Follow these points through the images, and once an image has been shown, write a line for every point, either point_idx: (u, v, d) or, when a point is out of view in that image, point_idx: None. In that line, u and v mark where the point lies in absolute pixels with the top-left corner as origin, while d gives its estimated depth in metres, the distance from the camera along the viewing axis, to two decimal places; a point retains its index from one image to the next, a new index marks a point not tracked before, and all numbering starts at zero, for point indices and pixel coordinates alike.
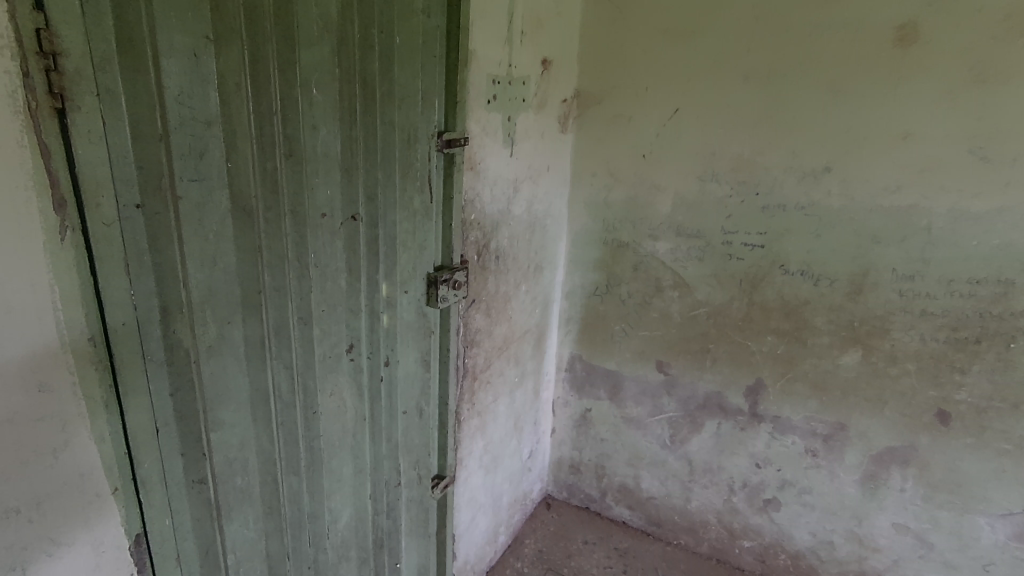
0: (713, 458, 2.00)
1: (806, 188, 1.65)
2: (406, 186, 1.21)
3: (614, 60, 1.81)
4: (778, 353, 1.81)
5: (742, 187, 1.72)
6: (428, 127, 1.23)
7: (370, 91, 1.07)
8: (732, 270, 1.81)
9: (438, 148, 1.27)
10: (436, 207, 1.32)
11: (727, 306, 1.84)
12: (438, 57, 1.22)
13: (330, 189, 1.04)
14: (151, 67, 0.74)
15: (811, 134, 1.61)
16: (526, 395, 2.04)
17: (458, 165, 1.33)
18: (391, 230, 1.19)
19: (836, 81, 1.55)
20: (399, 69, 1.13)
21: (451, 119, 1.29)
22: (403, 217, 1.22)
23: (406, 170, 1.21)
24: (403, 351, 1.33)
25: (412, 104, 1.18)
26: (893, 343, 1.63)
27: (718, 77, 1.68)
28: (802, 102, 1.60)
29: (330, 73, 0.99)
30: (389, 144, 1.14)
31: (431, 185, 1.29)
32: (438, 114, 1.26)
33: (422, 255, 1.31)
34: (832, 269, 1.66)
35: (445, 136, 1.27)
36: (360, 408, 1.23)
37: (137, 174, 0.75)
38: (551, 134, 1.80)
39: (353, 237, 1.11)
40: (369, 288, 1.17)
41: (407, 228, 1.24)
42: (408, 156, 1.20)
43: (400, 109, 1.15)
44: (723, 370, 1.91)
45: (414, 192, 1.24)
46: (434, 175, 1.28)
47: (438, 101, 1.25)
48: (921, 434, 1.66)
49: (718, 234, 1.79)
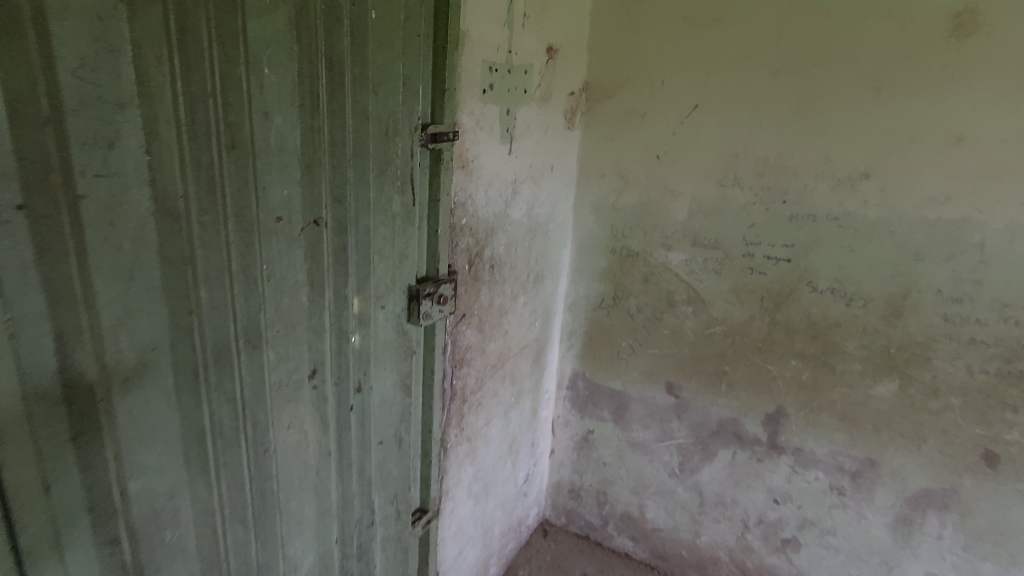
0: (727, 490, 1.83)
1: (841, 197, 1.46)
2: (383, 186, 1.04)
3: (629, 50, 1.63)
4: (802, 380, 1.63)
5: (768, 194, 1.54)
6: (411, 119, 1.07)
7: (339, 74, 0.90)
8: (753, 285, 1.63)
9: (421, 142, 1.10)
10: (418, 210, 1.15)
11: (746, 325, 1.67)
12: (424, 37, 1.06)
13: (287, 189, 0.87)
14: (34, 31, 0.58)
15: (847, 135, 1.42)
16: (523, 415, 1.88)
17: (446, 163, 1.16)
18: (364, 236, 1.03)
19: (880, 76, 1.37)
20: (377, 51, 0.96)
21: (438, 110, 1.12)
22: (379, 223, 1.06)
23: (384, 168, 1.04)
24: (378, 375, 1.16)
25: (391, 91, 1.01)
26: (935, 373, 1.45)
27: (745, 69, 1.50)
28: (838, 99, 1.42)
29: (287, 49, 0.82)
30: (362, 136, 0.97)
31: (412, 186, 1.12)
32: (423, 104, 1.10)
33: (403, 266, 1.15)
34: (867, 288, 1.48)
35: (431, 130, 1.11)
36: (324, 441, 1.06)
37: (17, 167, 0.59)
38: (556, 130, 1.63)
39: (316, 245, 0.94)
40: (336, 305, 1.01)
41: (383, 236, 1.08)
42: (386, 151, 1.03)
43: (376, 97, 0.98)
44: (740, 396, 1.74)
45: (391, 194, 1.07)
46: (417, 174, 1.12)
47: (423, 89, 1.08)
48: (964, 476, 1.48)
49: (739, 245, 1.61)
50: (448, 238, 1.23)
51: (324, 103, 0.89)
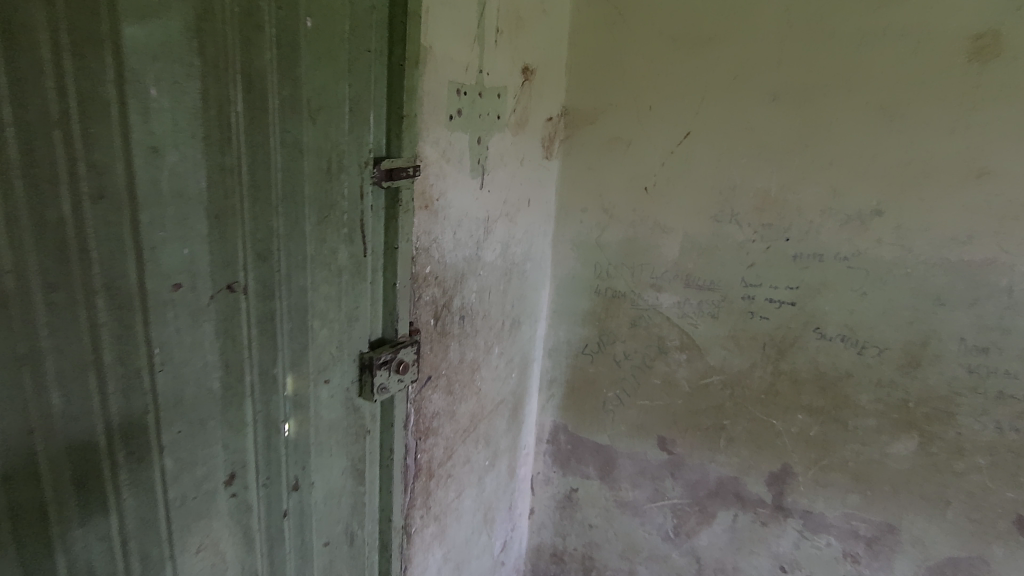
0: (727, 556, 1.64)
1: (851, 235, 1.31)
2: (324, 235, 0.84)
3: (613, 71, 1.47)
4: (809, 436, 1.46)
5: (768, 231, 1.39)
6: (360, 152, 0.86)
7: (264, 97, 0.69)
8: (753, 331, 1.46)
9: (374, 180, 0.90)
10: (371, 261, 0.94)
11: (747, 374, 1.50)
12: (376, 52, 0.86)
13: (188, 248, 0.66)
14: None
15: (856, 167, 1.28)
16: (499, 478, 1.66)
17: (404, 203, 0.96)
18: (300, 298, 0.81)
19: (892, 103, 1.23)
20: (315, 68, 0.76)
21: (395, 140, 0.92)
22: (320, 280, 0.85)
23: (326, 213, 0.83)
24: (322, 465, 0.94)
25: (334, 118, 0.81)
26: (959, 431, 1.30)
27: (742, 94, 1.36)
28: (845, 127, 1.28)
29: (187, 63, 0.61)
30: (296, 175, 0.76)
31: (363, 232, 0.91)
32: (377, 133, 0.90)
33: (352, 330, 0.93)
34: (881, 335, 1.33)
35: (385, 164, 0.90)
36: (250, 560, 0.83)
37: None
38: (532, 159, 1.45)
39: (232, 316, 0.72)
40: (262, 388, 0.79)
41: (325, 295, 0.87)
42: (327, 192, 0.82)
43: (314, 125, 0.78)
44: (741, 452, 1.56)
45: (335, 244, 0.86)
46: (368, 217, 0.91)
47: (376, 115, 0.88)
48: (994, 545, 1.33)
49: (737, 287, 1.45)
50: (408, 292, 1.02)
51: (242, 134, 0.68)
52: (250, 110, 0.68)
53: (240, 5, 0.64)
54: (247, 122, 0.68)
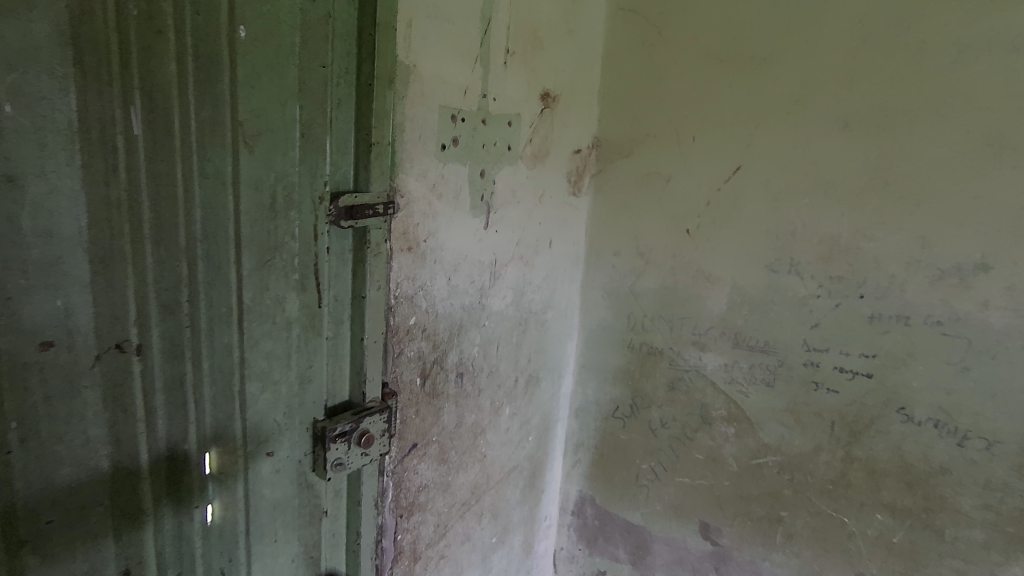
0: None
1: (946, 294, 1.05)
2: (266, 282, 0.70)
3: (651, 98, 1.30)
4: (892, 543, 1.17)
5: (837, 284, 1.14)
6: (315, 185, 0.73)
7: (174, 115, 0.58)
8: (818, 406, 1.20)
9: (332, 218, 0.76)
10: (331, 312, 0.80)
11: (810, 458, 1.23)
12: (337, 68, 0.73)
13: (62, 299, 0.53)
14: None
15: (954, 210, 1.03)
16: (511, 555, 1.45)
17: (374, 244, 0.81)
18: (227, 353, 0.68)
19: (1001, 132, 0.98)
20: (252, 84, 0.64)
21: (362, 171, 0.79)
22: (259, 335, 0.71)
23: (267, 256, 0.70)
24: (264, 555, 0.77)
25: (280, 144, 0.68)
26: None
27: (804, 123, 1.14)
28: (938, 161, 1.03)
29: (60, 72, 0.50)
30: (223, 212, 0.64)
31: (319, 279, 0.77)
32: (339, 163, 0.76)
33: (304, 393, 0.78)
34: (989, 423, 1.04)
35: (346, 201, 0.77)
36: None
37: None
38: (554, 195, 1.28)
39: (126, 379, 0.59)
40: (169, 467, 0.64)
41: (265, 354, 0.73)
42: (270, 232, 0.69)
43: (250, 153, 0.65)
44: (803, 553, 1.28)
45: (280, 294, 0.72)
46: (326, 262, 0.77)
47: (336, 143, 0.75)
48: None
49: (798, 351, 1.20)
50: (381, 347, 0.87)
51: (139, 159, 0.56)
52: (151, 131, 0.57)
53: (137, 7, 0.54)
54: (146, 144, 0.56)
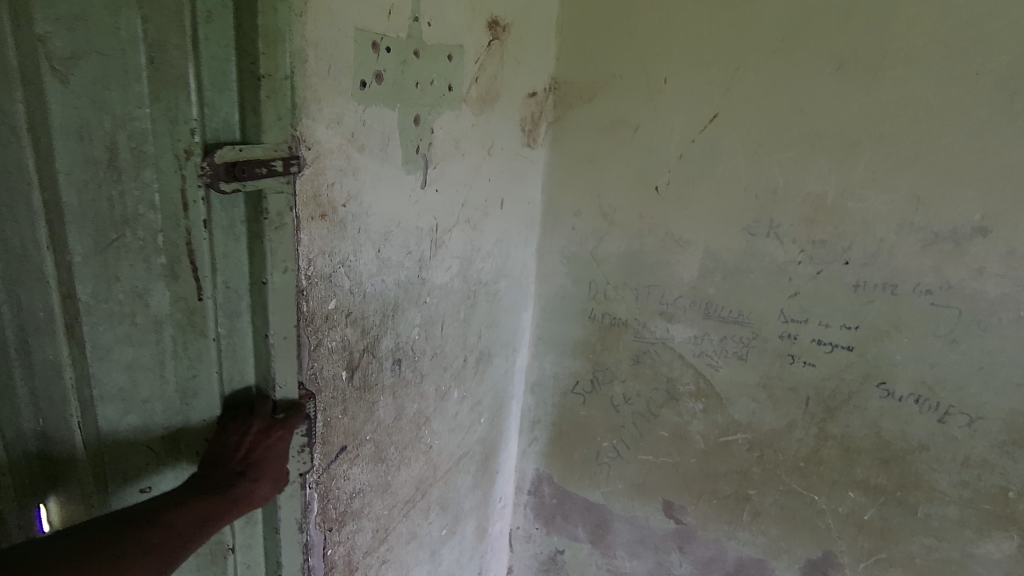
0: None
1: (939, 260, 0.95)
2: (110, 269, 0.52)
3: (617, 33, 1.11)
4: (862, 520, 1.11)
5: (820, 249, 1.02)
6: (174, 130, 0.52)
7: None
8: (792, 381, 1.11)
9: (206, 178, 0.54)
10: (222, 306, 0.59)
11: (781, 435, 1.15)
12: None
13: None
14: None
15: (955, 167, 0.91)
16: (463, 543, 1.34)
17: (273, 215, 0.59)
18: (51, 361, 0.53)
19: (1013, 76, 0.86)
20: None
21: (246, 109, 0.56)
22: (104, 337, 0.54)
23: (111, 234, 0.51)
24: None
25: (109, 75, 0.48)
26: None
27: (792, 63, 0.99)
28: (940, 110, 0.91)
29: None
30: (14, 169, 0.47)
31: (196, 263, 0.56)
32: (215, 103, 0.54)
33: (190, 412, 0.60)
34: (972, 399, 0.97)
35: (226, 156, 0.54)
36: None
37: None
38: (506, 147, 1.10)
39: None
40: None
41: (123, 357, 0.55)
42: (109, 201, 0.51)
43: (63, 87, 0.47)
44: (770, 531, 1.21)
45: (139, 282, 0.54)
46: (203, 241, 0.56)
47: (203, 69, 0.53)
48: None
49: (773, 322, 1.09)
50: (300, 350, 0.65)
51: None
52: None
53: None
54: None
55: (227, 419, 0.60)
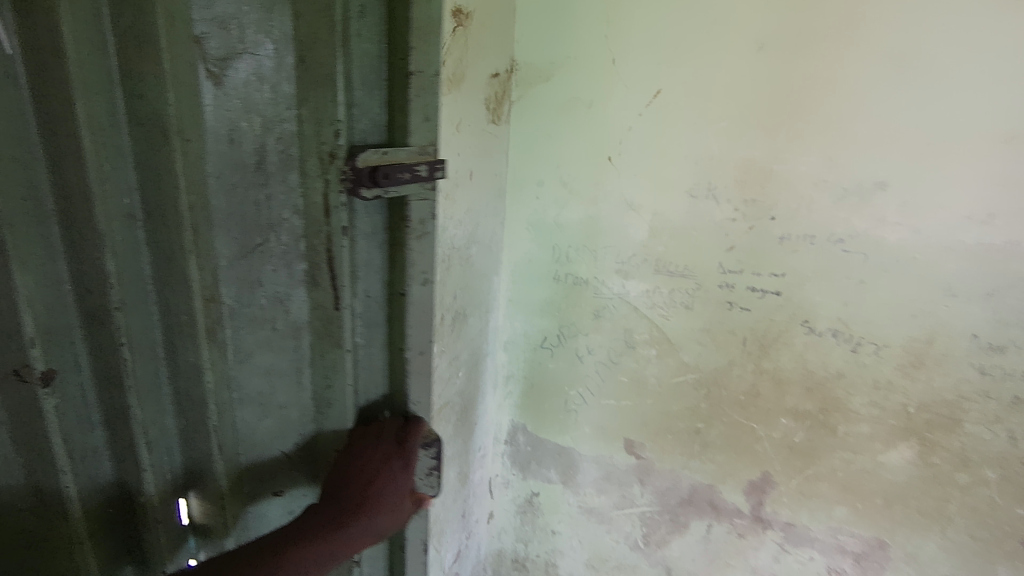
0: (701, 569, 1.50)
1: (849, 212, 1.10)
2: (252, 275, 0.68)
3: (569, 16, 1.22)
4: (793, 442, 1.29)
5: (751, 208, 1.17)
6: (322, 138, 0.65)
7: (89, 87, 0.53)
8: (732, 325, 1.26)
9: (349, 182, 0.66)
10: (357, 313, 0.74)
11: (724, 373, 1.31)
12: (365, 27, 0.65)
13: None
14: None
15: (859, 131, 1.06)
16: (445, 487, 1.47)
17: (416, 221, 0.72)
18: (193, 361, 0.67)
19: (904, 51, 1.00)
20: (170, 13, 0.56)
21: (397, 126, 0.69)
22: (248, 346, 0.71)
23: (258, 238, 0.67)
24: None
25: (257, 81, 0.63)
26: (965, 441, 1.13)
27: (722, 43, 1.12)
28: (846, 83, 1.05)
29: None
30: (165, 175, 0.59)
31: (336, 270, 0.70)
32: (362, 103, 0.67)
33: (328, 419, 0.77)
34: (877, 331, 1.14)
35: (376, 160, 0.67)
36: None
37: None
38: (473, 123, 1.21)
39: (62, 410, 0.58)
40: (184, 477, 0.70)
41: (264, 362, 0.73)
42: (255, 204, 0.66)
43: (215, 90, 0.61)
44: (717, 460, 1.38)
45: (280, 288, 0.70)
46: (345, 249, 0.69)
47: (358, 74, 0.66)
48: (1000, 566, 1.17)
49: (713, 273, 1.24)
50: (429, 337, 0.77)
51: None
52: (35, 49, 0.50)
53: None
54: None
55: (364, 437, 0.76)
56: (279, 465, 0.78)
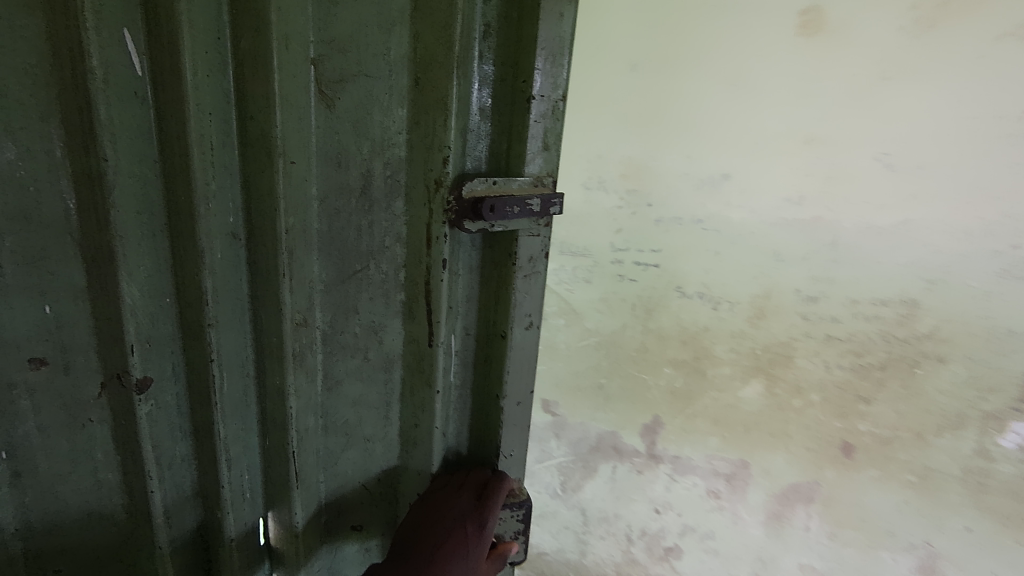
0: (609, 505, 1.78)
1: (704, 199, 1.40)
2: (350, 301, 0.76)
3: None
4: (675, 387, 1.58)
5: (632, 197, 1.44)
6: (430, 166, 0.71)
7: (204, 107, 0.61)
8: (624, 293, 1.53)
9: (452, 215, 0.72)
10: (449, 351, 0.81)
11: (619, 335, 1.58)
12: (489, 84, 0.73)
13: (48, 305, 0.60)
14: None
15: (706, 136, 1.35)
16: None
17: (523, 259, 0.77)
18: (279, 384, 0.74)
19: (734, 74, 1.29)
20: (285, 40, 0.61)
21: (514, 155, 0.74)
22: (338, 373, 0.78)
23: (357, 265, 0.75)
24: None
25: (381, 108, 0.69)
26: (796, 373, 1.47)
27: (601, 64, 1.38)
28: (694, 98, 1.33)
29: (112, 27, 0.55)
30: (267, 196, 0.66)
31: (432, 301, 0.77)
32: (479, 144, 0.74)
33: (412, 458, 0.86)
34: (731, 292, 1.45)
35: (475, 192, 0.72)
36: None
37: None
38: None
39: (153, 418, 0.68)
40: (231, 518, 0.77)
41: (356, 391, 0.81)
42: (361, 228, 0.73)
43: (327, 113, 0.67)
44: (618, 409, 1.66)
45: (378, 316, 0.78)
46: (443, 281, 0.75)
47: (462, 100, 0.69)
48: (826, 469, 1.53)
49: (607, 251, 1.51)
50: (524, 374, 0.84)
51: (99, 103, 0.55)
52: (154, 66, 0.58)
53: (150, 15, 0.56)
54: (109, 86, 0.56)
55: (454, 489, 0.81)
56: (360, 498, 0.88)
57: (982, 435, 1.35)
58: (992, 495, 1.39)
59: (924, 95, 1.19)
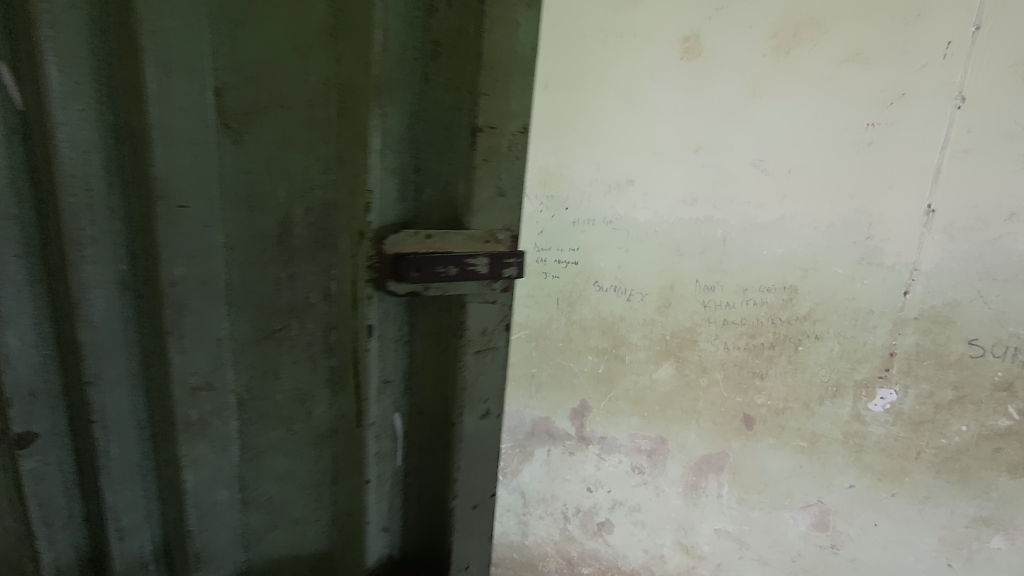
0: (546, 487, 1.92)
1: (613, 202, 1.57)
2: (268, 365, 0.52)
3: None
4: (598, 373, 1.75)
5: (551, 202, 1.61)
6: (352, 213, 0.49)
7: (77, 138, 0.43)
8: (548, 288, 1.70)
9: (375, 275, 0.49)
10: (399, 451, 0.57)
11: (546, 327, 1.73)
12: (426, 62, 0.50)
13: None
14: None
15: (611, 146, 1.53)
16: None
17: (476, 331, 0.55)
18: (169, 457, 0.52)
19: (630, 91, 1.48)
20: (166, 66, 0.42)
21: (465, 199, 0.53)
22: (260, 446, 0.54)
23: (277, 323, 0.52)
24: None
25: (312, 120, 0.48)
26: (701, 354, 1.65)
27: None
28: (599, 113, 1.51)
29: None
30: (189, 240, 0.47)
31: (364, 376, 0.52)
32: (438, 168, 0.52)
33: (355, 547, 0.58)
34: (641, 284, 1.63)
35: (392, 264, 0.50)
36: None
37: None
38: None
39: (39, 475, 0.51)
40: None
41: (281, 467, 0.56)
42: (276, 282, 0.51)
43: (234, 151, 0.47)
44: (549, 396, 1.81)
45: (301, 387, 0.54)
46: (373, 352, 0.52)
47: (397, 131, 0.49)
48: (732, 440, 1.72)
49: (532, 250, 1.67)
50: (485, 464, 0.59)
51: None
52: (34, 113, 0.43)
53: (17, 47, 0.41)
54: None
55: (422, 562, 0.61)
56: None
57: (857, 401, 1.59)
58: (868, 454, 1.63)
59: (787, 109, 1.40)
